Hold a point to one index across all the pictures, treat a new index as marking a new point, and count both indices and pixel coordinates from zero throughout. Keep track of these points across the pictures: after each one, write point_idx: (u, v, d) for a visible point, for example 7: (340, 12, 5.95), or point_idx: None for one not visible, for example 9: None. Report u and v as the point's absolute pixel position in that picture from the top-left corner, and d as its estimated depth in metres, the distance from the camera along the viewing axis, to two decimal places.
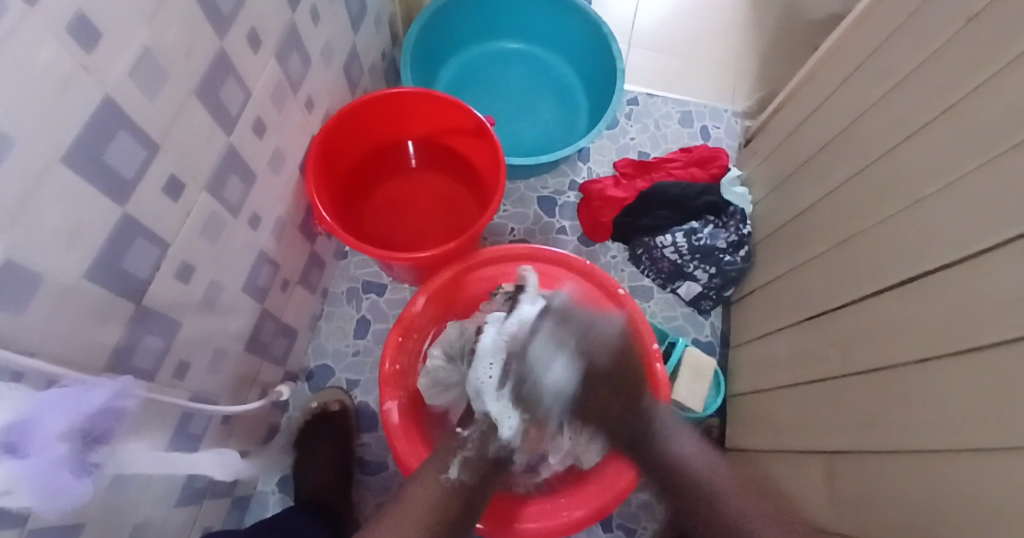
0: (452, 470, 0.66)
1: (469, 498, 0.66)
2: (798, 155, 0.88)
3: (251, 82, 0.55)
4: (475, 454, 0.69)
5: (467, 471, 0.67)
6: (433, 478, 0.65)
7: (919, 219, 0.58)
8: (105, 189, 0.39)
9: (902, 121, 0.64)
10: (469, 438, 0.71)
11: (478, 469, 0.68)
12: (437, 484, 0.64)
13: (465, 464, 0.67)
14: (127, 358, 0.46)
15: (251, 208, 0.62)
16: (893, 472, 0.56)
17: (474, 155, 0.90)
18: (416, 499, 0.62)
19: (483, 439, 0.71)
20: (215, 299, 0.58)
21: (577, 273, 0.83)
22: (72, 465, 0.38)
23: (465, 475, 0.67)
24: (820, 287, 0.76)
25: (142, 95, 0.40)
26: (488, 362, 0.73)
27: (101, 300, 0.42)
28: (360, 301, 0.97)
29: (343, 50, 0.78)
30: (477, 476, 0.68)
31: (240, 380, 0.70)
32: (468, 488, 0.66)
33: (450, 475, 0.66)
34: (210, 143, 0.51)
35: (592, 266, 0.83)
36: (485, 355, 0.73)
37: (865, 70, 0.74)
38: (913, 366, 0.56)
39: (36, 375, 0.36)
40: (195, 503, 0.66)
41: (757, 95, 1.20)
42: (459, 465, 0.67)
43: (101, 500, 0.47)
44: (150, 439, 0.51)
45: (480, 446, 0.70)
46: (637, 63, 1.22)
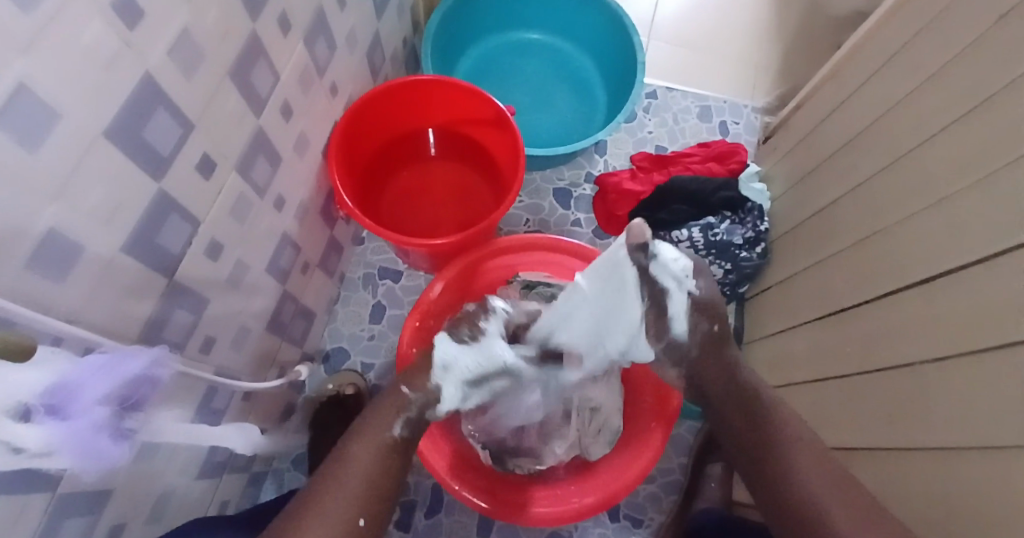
0: (395, 429, 0.62)
1: (407, 456, 0.63)
2: (819, 152, 0.88)
3: (281, 65, 0.56)
4: (417, 413, 0.65)
5: (409, 428, 0.63)
6: (375, 437, 0.61)
7: (944, 219, 0.58)
8: (143, 164, 0.40)
9: (929, 121, 0.64)
10: (416, 397, 0.65)
11: (417, 428, 0.65)
12: (378, 441, 0.60)
13: (405, 422, 0.64)
14: (158, 331, 0.48)
15: (276, 191, 0.63)
16: (914, 470, 0.56)
17: (494, 145, 0.90)
18: (354, 461, 0.57)
19: (425, 402, 0.65)
20: (240, 277, 0.60)
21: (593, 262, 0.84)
22: (110, 429, 0.39)
23: (406, 432, 0.63)
24: (839, 285, 0.76)
25: (179, 73, 0.41)
26: (462, 328, 0.71)
27: (136, 274, 0.43)
28: (376, 287, 0.98)
29: (367, 37, 0.79)
30: (415, 433, 0.65)
31: (260, 359, 0.71)
32: (407, 445, 0.63)
33: (393, 432, 0.62)
34: (241, 125, 0.52)
35: None
36: (461, 321, 0.72)
37: (890, 68, 0.74)
38: (934, 364, 0.56)
39: (73, 340, 0.38)
40: (215, 476, 0.68)
41: (778, 92, 1.19)
42: (403, 423, 0.63)
43: (129, 467, 0.48)
44: (177, 410, 0.53)
45: (424, 407, 0.65)
46: (657, 56, 1.21)
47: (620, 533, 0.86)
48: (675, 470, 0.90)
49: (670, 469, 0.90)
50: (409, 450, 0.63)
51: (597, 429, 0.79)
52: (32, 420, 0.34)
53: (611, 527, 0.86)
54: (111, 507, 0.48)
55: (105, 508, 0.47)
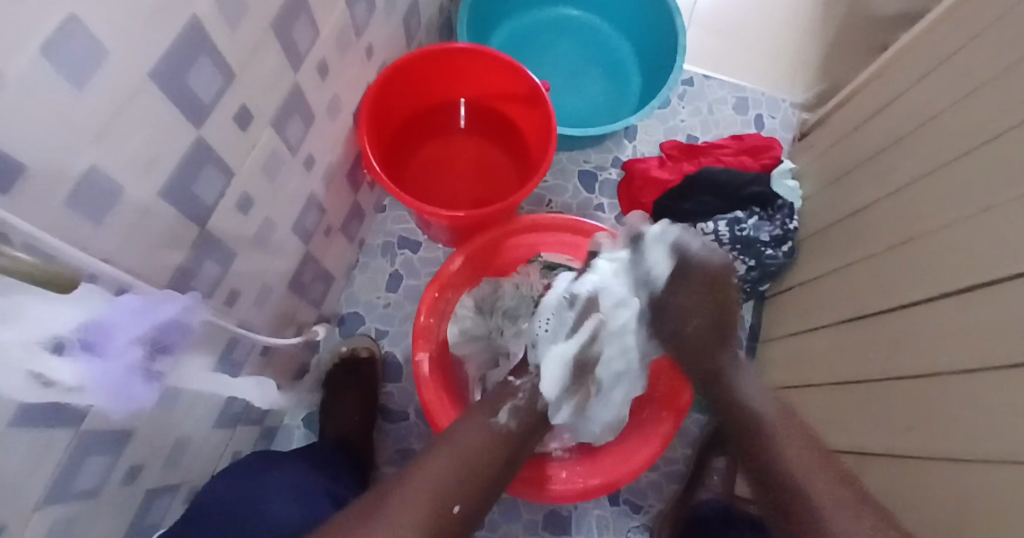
0: (502, 416, 0.65)
1: (514, 446, 0.64)
2: (857, 153, 0.86)
3: (321, 22, 0.55)
4: (525, 403, 0.68)
5: (515, 419, 0.65)
6: (484, 420, 0.63)
7: (984, 230, 0.56)
8: (183, 112, 0.40)
9: (977, 127, 0.61)
10: (523, 386, 0.70)
11: (527, 419, 0.67)
12: (489, 427, 0.63)
13: (513, 412, 0.66)
14: (187, 280, 0.48)
15: (307, 150, 0.62)
16: (927, 481, 0.56)
17: (525, 119, 0.89)
18: (462, 442, 0.60)
19: (532, 393, 0.70)
20: (267, 234, 0.60)
21: None
22: (137, 371, 0.40)
23: (513, 422, 0.65)
24: (865, 290, 0.74)
25: (225, 22, 0.41)
26: (545, 319, 0.76)
27: (170, 221, 0.43)
28: (395, 256, 0.98)
29: (406, 0, 0.77)
30: (524, 424, 0.66)
31: (279, 317, 0.72)
32: (515, 437, 0.64)
33: (500, 420, 0.64)
34: (279, 80, 0.51)
35: None
36: (544, 311, 0.77)
37: (943, 69, 0.71)
38: (961, 378, 0.54)
39: (108, 279, 0.38)
40: (230, 427, 0.69)
41: (817, 88, 1.16)
42: (509, 411, 0.65)
43: (152, 411, 0.49)
44: (203, 361, 0.54)
45: (533, 393, 0.69)
46: (696, 42, 1.18)
47: (619, 516, 0.87)
48: (678, 461, 0.90)
49: (674, 459, 0.90)
50: (516, 441, 0.64)
51: None
52: (62, 356, 0.34)
53: (611, 510, 0.87)
54: (131, 447, 0.49)
55: (126, 447, 0.48)
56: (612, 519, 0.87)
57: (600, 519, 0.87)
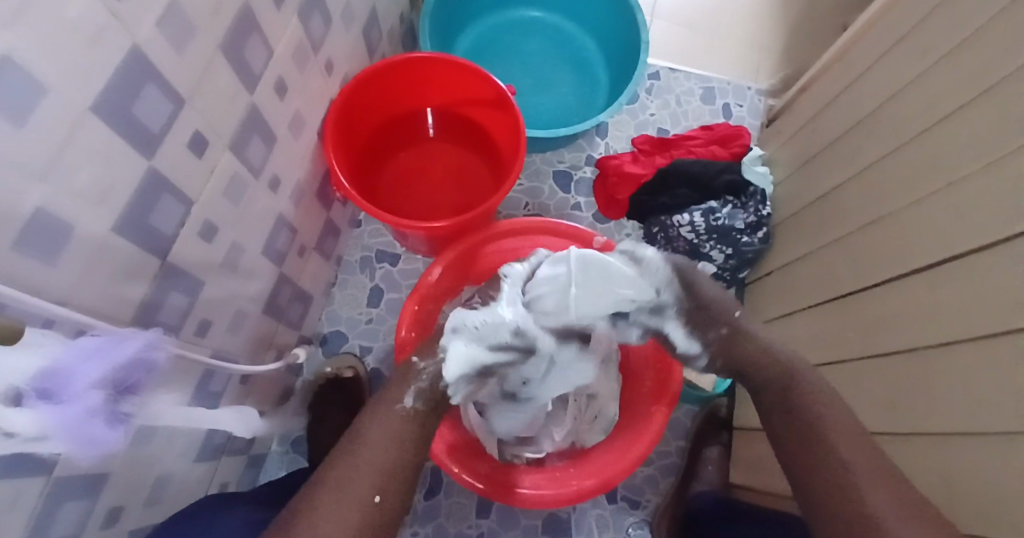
0: (409, 401, 0.59)
1: (427, 428, 0.59)
2: (823, 136, 0.87)
3: (274, 40, 0.54)
4: (430, 383, 0.61)
5: (423, 401, 0.60)
6: (388, 411, 0.58)
7: (950, 205, 0.57)
8: (133, 142, 0.39)
9: (936, 105, 0.62)
10: (427, 365, 0.63)
11: (436, 398, 0.61)
12: (392, 416, 0.57)
13: (419, 393, 0.60)
14: (152, 314, 0.47)
15: (271, 171, 0.61)
16: (912, 455, 0.56)
17: (493, 125, 0.88)
18: (367, 437, 0.55)
19: (438, 371, 0.62)
20: (235, 260, 0.59)
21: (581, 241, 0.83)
22: (105, 413, 0.38)
23: (421, 404, 0.60)
24: (840, 271, 0.75)
25: (170, 47, 0.40)
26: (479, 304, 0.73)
27: (128, 255, 0.42)
28: (374, 270, 0.97)
29: (363, 12, 0.77)
30: (433, 404, 0.61)
31: (257, 341, 0.70)
32: (424, 418, 0.60)
33: (404, 404, 0.59)
34: (234, 102, 0.50)
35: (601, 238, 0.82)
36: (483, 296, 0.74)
37: (901, 47, 0.72)
38: (936, 350, 0.55)
39: (68, 323, 0.37)
40: (214, 458, 0.68)
41: (782, 74, 1.17)
42: (415, 393, 0.60)
43: (127, 450, 0.48)
44: (176, 395, 0.52)
45: (436, 377, 0.62)
46: (660, 36, 1.19)
47: (618, 514, 0.87)
48: (672, 453, 0.90)
49: (669, 452, 0.90)
50: (426, 422, 0.59)
51: (592, 417, 0.81)
52: (23, 405, 0.33)
53: (610, 509, 0.87)
54: (108, 491, 0.48)
55: (103, 490, 0.47)
56: (611, 518, 0.87)
57: (599, 518, 0.86)
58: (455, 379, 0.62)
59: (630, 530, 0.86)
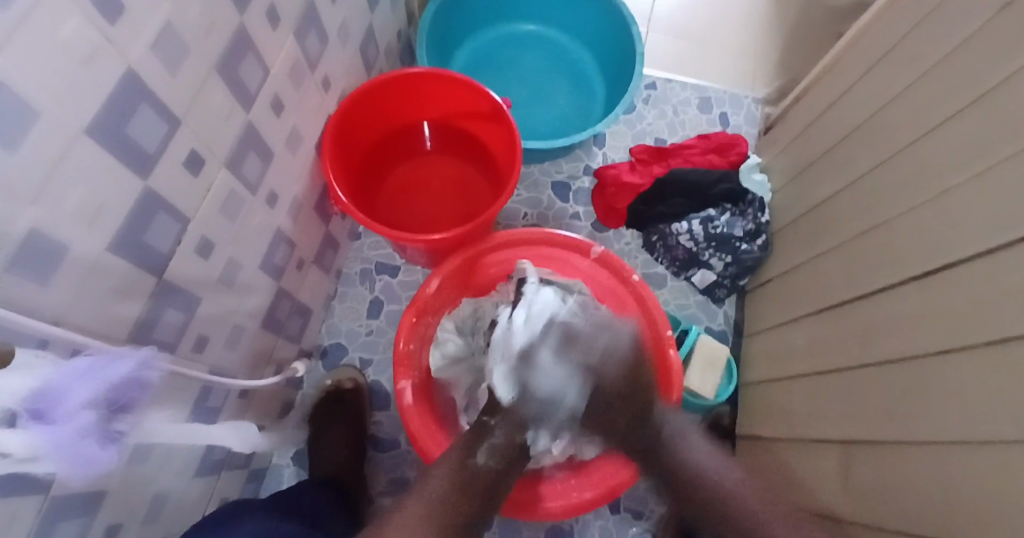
0: (481, 456, 0.66)
1: (493, 482, 0.66)
2: (818, 144, 0.87)
3: (270, 59, 0.55)
4: (501, 440, 0.68)
5: (496, 458, 0.67)
6: (461, 461, 0.65)
7: (942, 212, 0.57)
8: (127, 163, 0.39)
9: (928, 112, 0.63)
10: (498, 424, 0.70)
11: (504, 455, 0.68)
12: (463, 469, 0.64)
13: (491, 451, 0.67)
14: (148, 331, 0.47)
15: (268, 187, 0.62)
16: (913, 466, 0.56)
17: (489, 137, 0.89)
18: (442, 482, 0.63)
19: (507, 426, 0.70)
20: (233, 276, 0.59)
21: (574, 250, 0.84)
22: (98, 433, 0.39)
23: (492, 460, 0.66)
24: (837, 279, 0.75)
25: (163, 69, 0.40)
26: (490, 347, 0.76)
27: (123, 274, 0.42)
28: (374, 282, 0.97)
29: (360, 28, 0.78)
30: (502, 461, 0.67)
31: (255, 356, 0.70)
32: (495, 473, 0.66)
33: (478, 461, 0.66)
34: (229, 121, 0.51)
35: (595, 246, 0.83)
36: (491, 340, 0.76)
37: (894, 55, 0.72)
38: (931, 359, 0.55)
39: (60, 343, 0.37)
40: (214, 474, 0.68)
41: (778, 82, 1.17)
42: (487, 451, 0.66)
43: (123, 468, 0.48)
44: (171, 411, 0.52)
45: (507, 433, 0.69)
46: (656, 46, 1.20)
47: (620, 524, 0.86)
48: None
49: None
50: (493, 479, 0.65)
51: None
52: (17, 427, 0.33)
53: (612, 519, 0.86)
54: (104, 510, 0.48)
55: (100, 509, 0.47)
56: (614, 527, 0.86)
57: (602, 529, 0.86)
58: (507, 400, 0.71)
59: None
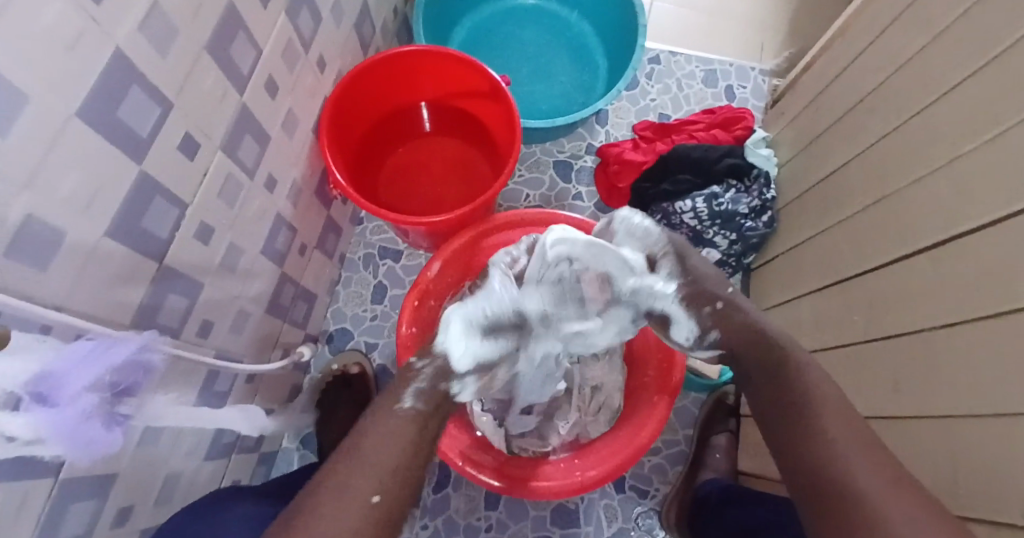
0: (406, 401, 0.53)
1: (430, 432, 0.53)
2: (827, 115, 0.85)
3: (262, 40, 0.54)
4: (431, 385, 0.55)
5: (423, 401, 0.54)
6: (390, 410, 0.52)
7: (952, 180, 0.56)
8: (121, 146, 0.39)
9: (939, 78, 0.61)
10: (425, 368, 0.56)
11: (437, 400, 0.55)
12: (390, 417, 0.51)
13: (419, 392, 0.54)
14: (151, 316, 0.47)
15: (266, 170, 0.61)
16: (920, 439, 0.55)
17: (488, 116, 0.87)
18: (369, 431, 0.50)
19: (442, 370, 0.57)
20: (233, 261, 0.59)
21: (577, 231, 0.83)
22: (99, 416, 0.39)
23: (422, 404, 0.54)
24: (844, 254, 0.74)
25: (152, 50, 0.40)
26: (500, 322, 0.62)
27: (123, 259, 0.42)
28: (377, 267, 0.97)
29: (354, 7, 0.76)
30: (434, 404, 0.55)
31: (260, 341, 0.71)
32: (426, 420, 0.53)
33: (404, 405, 0.53)
34: (223, 102, 0.50)
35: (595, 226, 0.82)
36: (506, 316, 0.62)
37: (903, 18, 0.70)
38: (940, 330, 0.54)
39: (62, 328, 0.37)
40: (224, 457, 0.69)
41: (786, 53, 1.15)
42: (414, 393, 0.54)
43: (133, 451, 0.49)
44: (177, 394, 0.53)
45: (436, 377, 0.56)
46: (659, 18, 1.17)
47: (626, 503, 0.87)
48: (680, 442, 0.90)
49: (676, 440, 0.90)
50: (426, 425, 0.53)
51: (596, 408, 0.81)
52: (19, 410, 0.33)
53: (618, 498, 0.87)
54: (117, 492, 0.49)
55: (112, 491, 0.48)
56: (619, 508, 0.86)
57: (608, 508, 0.86)
58: (465, 368, 0.58)
59: (638, 519, 0.86)
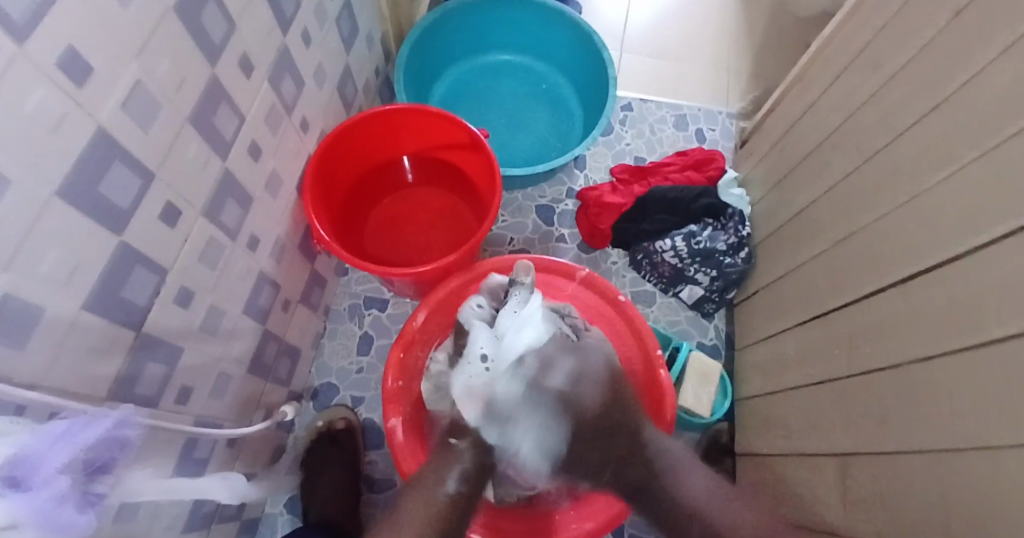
0: (450, 485, 0.63)
1: (466, 509, 0.63)
2: (793, 156, 0.89)
3: (245, 107, 0.56)
4: (472, 467, 0.66)
5: (465, 483, 0.64)
6: (426, 499, 0.61)
7: (916, 217, 0.58)
8: (101, 221, 0.39)
9: (896, 119, 0.64)
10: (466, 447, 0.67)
11: (475, 480, 0.65)
12: (429, 505, 0.61)
13: (461, 476, 0.64)
14: (128, 387, 0.46)
15: (248, 231, 0.62)
16: (910, 473, 0.55)
17: (470, 166, 0.89)
18: (406, 510, 0.60)
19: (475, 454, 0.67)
20: (215, 323, 0.59)
21: (562, 275, 0.85)
22: (73, 495, 0.37)
23: (462, 487, 0.64)
24: (820, 288, 0.76)
25: (134, 127, 0.41)
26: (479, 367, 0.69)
27: (101, 331, 0.42)
28: (362, 318, 0.97)
29: (337, 70, 0.79)
30: (473, 488, 0.65)
31: (243, 403, 0.69)
32: (463, 502, 0.63)
33: (446, 490, 0.62)
34: (206, 169, 0.51)
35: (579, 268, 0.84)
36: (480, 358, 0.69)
37: (858, 65, 0.74)
38: (918, 363, 0.56)
39: (37, 408, 0.37)
40: (204, 528, 0.66)
41: (751, 96, 1.20)
42: (457, 477, 0.64)
43: (109, 529, 0.46)
44: (154, 467, 0.51)
45: (474, 459, 0.66)
46: (629, 68, 1.22)
47: None
48: None
49: None
50: (466, 507, 0.63)
51: None
52: None
53: None
54: None
55: None
56: None
57: None
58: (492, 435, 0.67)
59: None
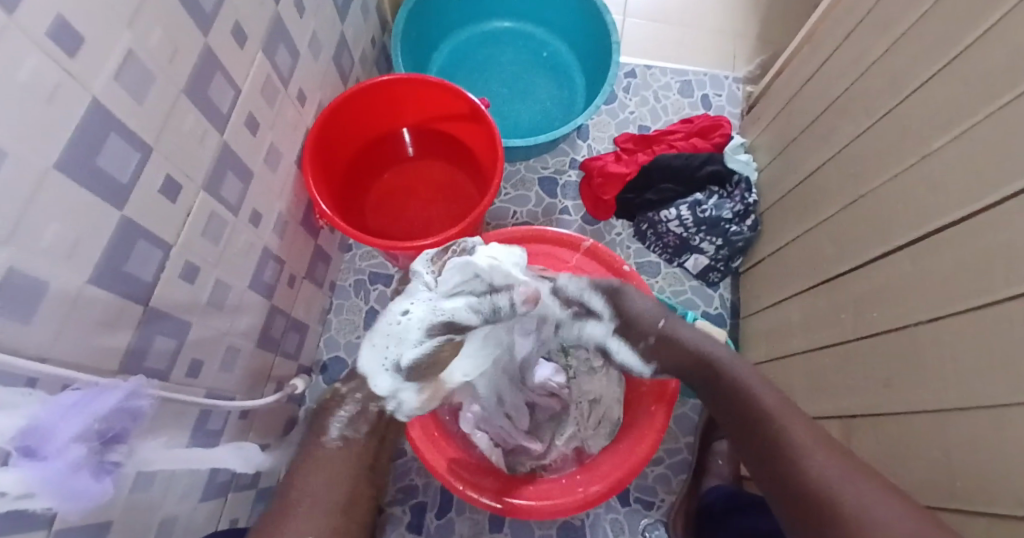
0: (335, 432, 0.63)
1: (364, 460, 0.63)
2: (801, 119, 0.87)
3: (240, 79, 0.55)
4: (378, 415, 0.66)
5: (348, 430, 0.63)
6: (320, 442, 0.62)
7: (925, 177, 0.57)
8: (101, 194, 0.39)
9: (904, 78, 0.63)
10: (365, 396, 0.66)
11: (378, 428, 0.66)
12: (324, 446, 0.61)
13: (348, 424, 0.64)
14: (138, 360, 0.47)
15: (250, 206, 0.62)
16: (914, 435, 0.55)
17: (471, 137, 0.89)
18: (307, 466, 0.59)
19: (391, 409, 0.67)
20: (222, 297, 0.59)
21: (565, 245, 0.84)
22: (87, 464, 0.39)
23: (348, 433, 0.63)
24: (827, 253, 0.75)
25: (128, 99, 0.40)
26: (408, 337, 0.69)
27: (108, 305, 0.42)
28: (368, 293, 0.97)
29: (333, 41, 0.78)
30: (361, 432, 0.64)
31: (253, 376, 0.71)
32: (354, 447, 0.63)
33: (331, 436, 0.63)
34: (204, 143, 0.51)
35: (584, 239, 0.83)
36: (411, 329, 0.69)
37: (867, 22, 0.71)
38: (924, 325, 0.55)
39: (49, 380, 0.37)
40: (221, 496, 0.68)
41: (758, 60, 1.17)
42: (342, 424, 0.64)
43: (126, 497, 0.48)
44: (167, 438, 0.52)
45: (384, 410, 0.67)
46: (633, 33, 1.19)
47: (632, 516, 0.86)
48: (681, 450, 0.89)
49: (677, 449, 0.90)
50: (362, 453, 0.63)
51: (596, 421, 0.79)
52: (7, 465, 0.33)
53: (623, 511, 0.86)
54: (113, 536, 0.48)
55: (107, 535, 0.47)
56: (626, 521, 0.86)
57: (614, 522, 0.86)
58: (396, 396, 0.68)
59: (645, 532, 0.85)
